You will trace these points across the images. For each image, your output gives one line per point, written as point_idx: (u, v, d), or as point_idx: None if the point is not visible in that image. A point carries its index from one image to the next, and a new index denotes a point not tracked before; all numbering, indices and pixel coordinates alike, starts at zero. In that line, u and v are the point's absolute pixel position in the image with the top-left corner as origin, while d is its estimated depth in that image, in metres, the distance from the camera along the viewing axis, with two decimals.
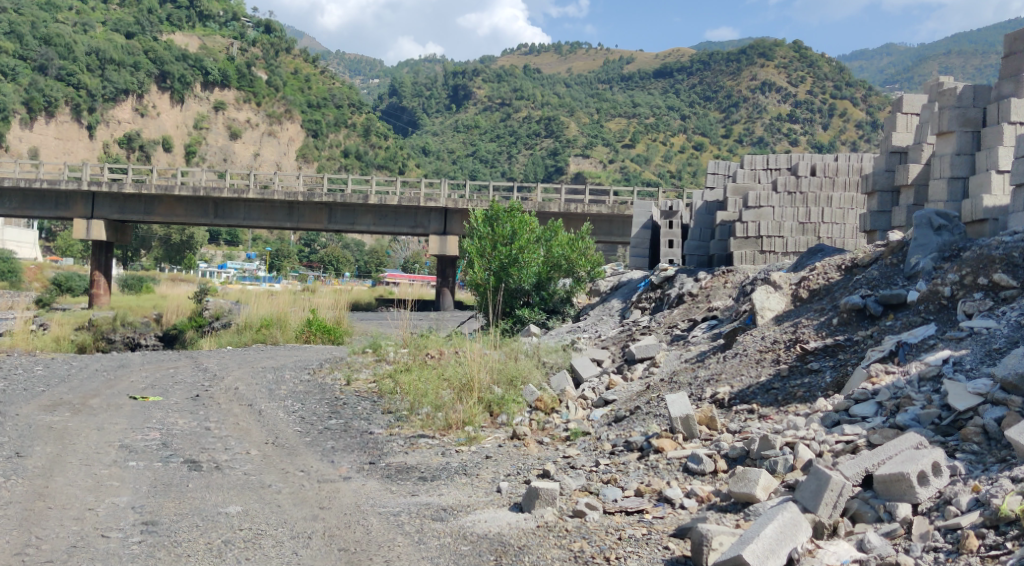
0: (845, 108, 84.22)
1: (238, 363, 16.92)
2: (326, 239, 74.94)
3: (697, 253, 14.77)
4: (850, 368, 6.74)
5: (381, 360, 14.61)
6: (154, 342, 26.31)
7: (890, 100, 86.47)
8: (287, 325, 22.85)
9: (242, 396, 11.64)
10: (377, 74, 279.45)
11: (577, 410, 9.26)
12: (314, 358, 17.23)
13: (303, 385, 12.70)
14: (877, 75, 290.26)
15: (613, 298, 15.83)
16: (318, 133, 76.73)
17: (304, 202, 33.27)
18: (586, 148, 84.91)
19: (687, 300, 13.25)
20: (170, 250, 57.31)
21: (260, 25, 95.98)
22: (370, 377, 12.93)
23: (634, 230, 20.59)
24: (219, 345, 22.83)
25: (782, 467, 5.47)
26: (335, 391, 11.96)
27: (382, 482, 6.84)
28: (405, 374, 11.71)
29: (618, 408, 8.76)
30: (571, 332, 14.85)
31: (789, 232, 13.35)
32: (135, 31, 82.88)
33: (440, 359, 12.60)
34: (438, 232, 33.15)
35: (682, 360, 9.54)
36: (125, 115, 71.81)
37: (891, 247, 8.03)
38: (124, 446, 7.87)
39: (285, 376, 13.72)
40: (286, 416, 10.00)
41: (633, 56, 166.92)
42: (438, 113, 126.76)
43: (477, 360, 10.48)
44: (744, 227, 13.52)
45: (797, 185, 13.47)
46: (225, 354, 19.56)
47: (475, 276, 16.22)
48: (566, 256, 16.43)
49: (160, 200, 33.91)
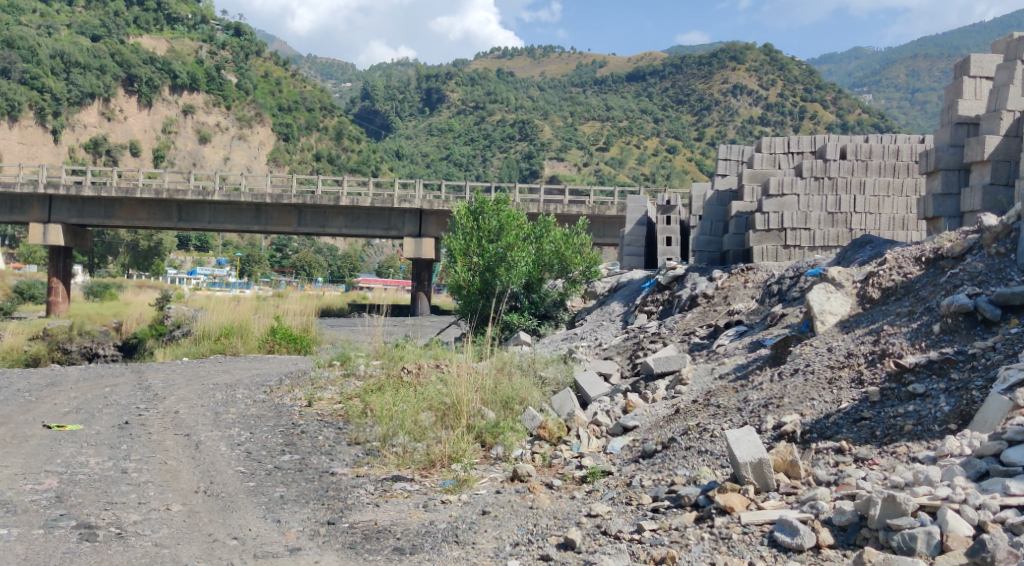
0: (815, 111, 83.42)
1: (192, 378, 14.95)
2: (299, 244, 72.53)
3: (708, 250, 13.02)
4: (976, 395, 5.01)
5: (352, 373, 12.76)
6: (112, 352, 24.03)
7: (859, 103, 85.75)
8: (250, 333, 20.81)
9: (182, 422, 9.70)
10: (349, 78, 276.30)
11: (590, 440, 7.50)
12: (276, 372, 15.25)
13: (257, 407, 10.82)
14: (845, 79, 292.21)
15: (612, 300, 14.08)
16: (289, 137, 74.45)
17: (273, 204, 31.22)
18: (561, 150, 83.46)
19: (702, 303, 11.54)
20: (137, 257, 54.02)
21: (230, 28, 93.53)
22: (336, 396, 11.08)
23: (629, 226, 18.90)
24: (175, 355, 20.68)
25: (927, 546, 3.85)
26: (293, 414, 10.11)
27: (343, 557, 5.02)
28: (378, 395, 9.85)
29: (643, 440, 7.03)
30: (566, 340, 13.13)
31: (816, 223, 11.65)
32: (101, 33, 80.12)
33: (421, 374, 10.74)
34: (414, 234, 31.27)
35: (716, 377, 7.80)
36: (91, 119, 69.09)
37: (993, 231, 6.34)
38: (0, 504, 5.94)
39: (238, 396, 11.79)
40: (228, 451, 8.10)
41: (605, 60, 165.89)
42: (411, 117, 124.48)
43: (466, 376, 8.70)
44: (765, 219, 11.77)
45: (825, 168, 11.72)
46: (182, 368, 17.49)
47: (456, 278, 14.44)
48: (559, 255, 14.68)
49: (120, 203, 31.69)
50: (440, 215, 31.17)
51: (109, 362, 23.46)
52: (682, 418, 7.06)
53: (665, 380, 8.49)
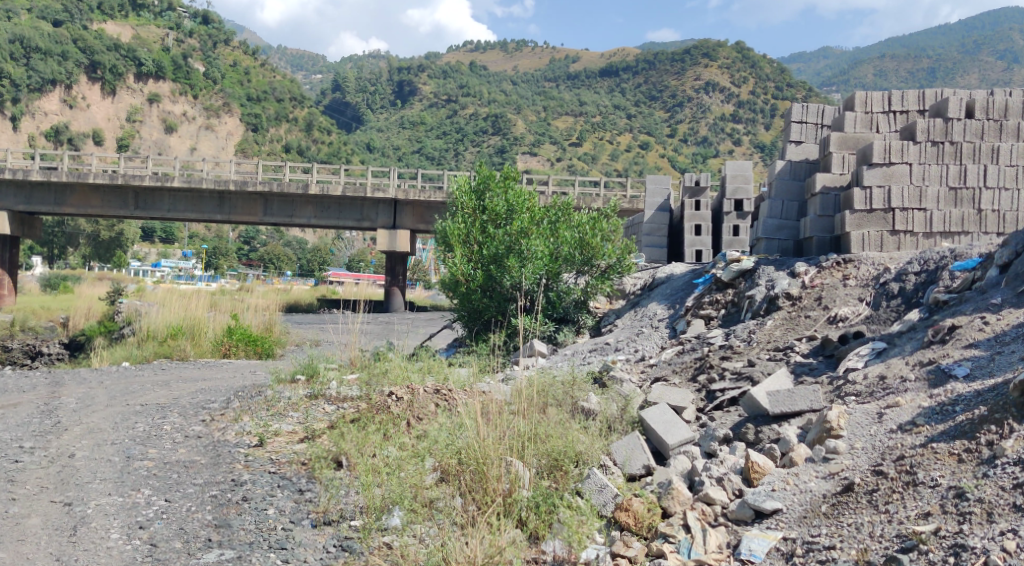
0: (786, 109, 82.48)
1: (116, 396, 11.78)
2: (266, 237, 69.20)
3: (779, 237, 10.18)
4: None
5: (319, 393, 9.75)
6: (58, 350, 20.56)
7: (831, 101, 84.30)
8: (202, 335, 17.52)
9: (73, 478, 6.71)
10: (319, 69, 270.04)
11: (707, 538, 4.64)
12: (225, 387, 12.13)
13: (190, 447, 7.80)
14: (813, 78, 291.72)
15: (649, 302, 11.26)
16: (258, 128, 70.24)
17: (236, 191, 27.92)
18: (534, 145, 80.30)
19: (786, 307, 8.74)
20: (99, 249, 50.00)
21: (198, 16, 89.24)
22: (297, 433, 8.06)
23: (649, 212, 16.14)
24: (113, 361, 17.31)
25: None
26: (235, 464, 7.11)
27: None
28: (355, 440, 6.90)
29: (809, 551, 4.27)
30: (595, 351, 10.31)
31: (933, 203, 8.97)
32: (63, 18, 75.72)
33: (416, 403, 7.72)
34: (387, 226, 28.19)
35: (895, 429, 4.96)
36: (52, 107, 65.24)
37: None
38: None
39: (169, 428, 8.70)
40: (121, 544, 5.16)
41: (578, 55, 162.93)
42: (383, 109, 120.25)
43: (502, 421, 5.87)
44: (866, 196, 9.01)
45: (946, 130, 8.99)
46: (114, 379, 14.22)
47: (454, 271, 11.70)
48: (583, 243, 11.76)
49: (72, 188, 28.15)
50: (416, 206, 28.16)
51: (54, 361, 19.97)
52: (878, 513, 4.29)
53: (792, 427, 5.65)
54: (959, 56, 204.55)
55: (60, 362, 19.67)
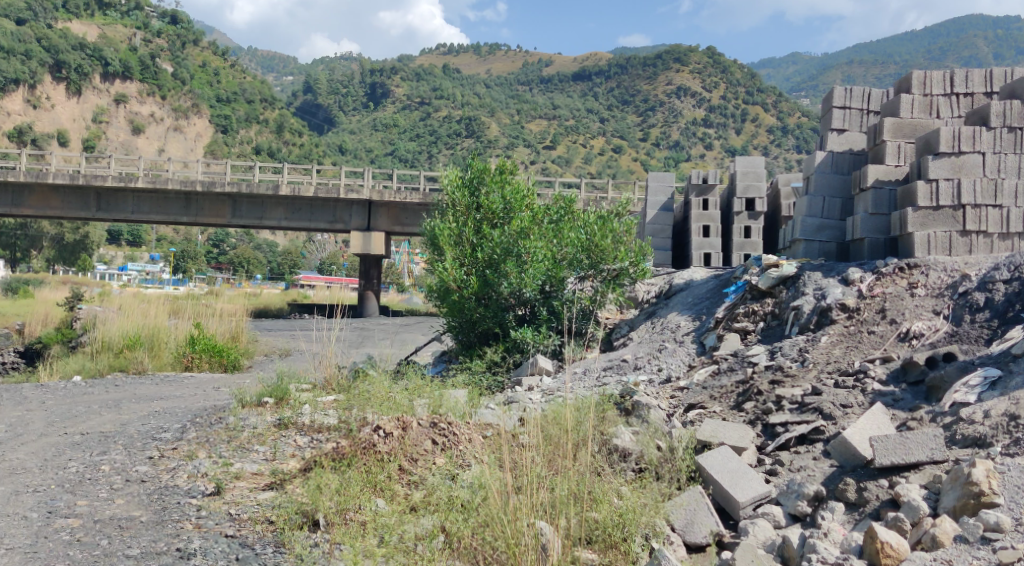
0: (756, 114, 82.10)
1: (55, 422, 10.11)
2: (235, 241, 67.33)
3: (820, 238, 8.91)
4: None
5: (290, 421, 8.25)
6: (12, 359, 18.85)
7: (800, 107, 84.21)
8: (162, 345, 15.86)
9: None
10: (288, 72, 266.46)
11: None
12: (182, 411, 10.50)
13: (127, 499, 6.29)
14: (779, 84, 293.63)
15: (668, 312, 9.91)
16: (227, 129, 68.35)
17: (203, 192, 26.21)
18: (507, 148, 78.64)
19: (846, 319, 7.41)
20: (63, 252, 47.39)
21: (166, 15, 86.68)
22: (262, 479, 6.56)
23: (651, 212, 14.74)
24: (62, 374, 15.60)
25: None
26: (184, 525, 5.62)
27: None
28: (331, 495, 5.44)
29: None
30: (608, 370, 8.91)
31: (1009, 198, 7.72)
32: (26, 17, 72.89)
33: (409, 440, 6.27)
34: (361, 228, 26.63)
35: None
36: (15, 107, 62.17)
37: None
38: None
39: (108, 470, 7.15)
40: None
41: (550, 59, 161.86)
42: (355, 111, 118.13)
43: (534, 474, 4.53)
44: (930, 189, 7.73)
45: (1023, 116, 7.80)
46: (59, 399, 12.51)
47: (443, 277, 10.31)
48: (591, 246, 10.40)
49: (29, 189, 26.24)
50: (391, 207, 26.61)
51: (7, 371, 18.29)
52: None
53: (916, 489, 4.37)
54: (923, 64, 205.85)
55: (11, 373, 17.93)
